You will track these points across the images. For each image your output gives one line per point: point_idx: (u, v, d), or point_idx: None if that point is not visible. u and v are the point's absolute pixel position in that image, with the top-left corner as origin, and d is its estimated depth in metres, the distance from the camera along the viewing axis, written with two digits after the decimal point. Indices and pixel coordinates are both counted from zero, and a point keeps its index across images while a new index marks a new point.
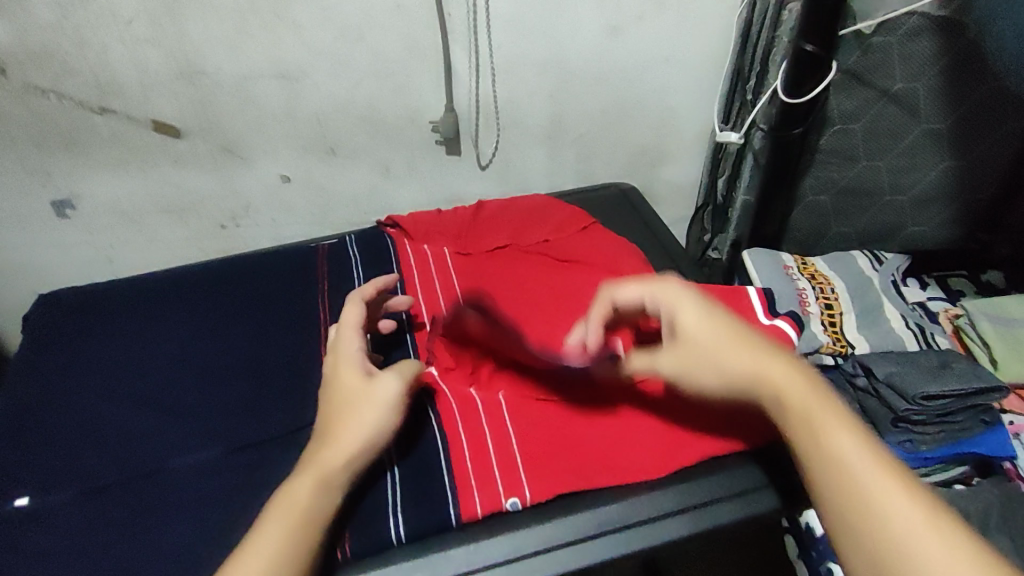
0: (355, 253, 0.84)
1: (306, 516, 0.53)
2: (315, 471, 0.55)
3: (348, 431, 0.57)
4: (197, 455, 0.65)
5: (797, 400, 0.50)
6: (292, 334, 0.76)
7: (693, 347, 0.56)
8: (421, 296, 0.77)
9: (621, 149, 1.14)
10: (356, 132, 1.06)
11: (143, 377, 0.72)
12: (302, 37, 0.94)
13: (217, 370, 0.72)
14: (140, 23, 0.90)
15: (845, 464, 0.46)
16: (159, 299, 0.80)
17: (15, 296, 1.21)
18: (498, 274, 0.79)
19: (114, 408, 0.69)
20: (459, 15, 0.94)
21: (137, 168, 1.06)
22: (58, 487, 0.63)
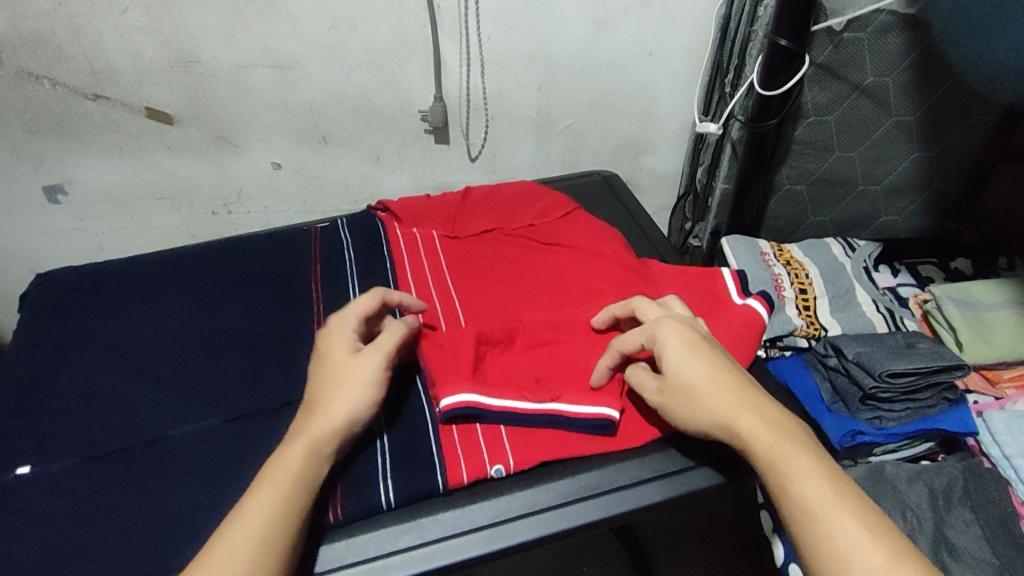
0: (346, 236, 0.86)
1: (300, 482, 0.56)
2: (306, 441, 0.58)
3: (337, 401, 0.60)
4: (195, 425, 0.67)
5: (767, 446, 0.57)
6: (286, 311, 0.78)
7: (687, 392, 0.61)
8: (409, 276, 0.80)
9: (607, 140, 1.17)
10: (348, 121, 1.08)
11: (140, 353, 0.74)
12: (296, 27, 0.96)
13: (212, 346, 0.74)
14: (135, 12, 0.92)
15: (814, 511, 0.53)
16: (154, 279, 0.82)
17: (5, 280, 1.22)
18: (485, 257, 0.82)
19: (112, 381, 0.71)
20: (449, 8, 0.96)
21: (130, 154, 1.07)
22: (59, 456, 0.65)
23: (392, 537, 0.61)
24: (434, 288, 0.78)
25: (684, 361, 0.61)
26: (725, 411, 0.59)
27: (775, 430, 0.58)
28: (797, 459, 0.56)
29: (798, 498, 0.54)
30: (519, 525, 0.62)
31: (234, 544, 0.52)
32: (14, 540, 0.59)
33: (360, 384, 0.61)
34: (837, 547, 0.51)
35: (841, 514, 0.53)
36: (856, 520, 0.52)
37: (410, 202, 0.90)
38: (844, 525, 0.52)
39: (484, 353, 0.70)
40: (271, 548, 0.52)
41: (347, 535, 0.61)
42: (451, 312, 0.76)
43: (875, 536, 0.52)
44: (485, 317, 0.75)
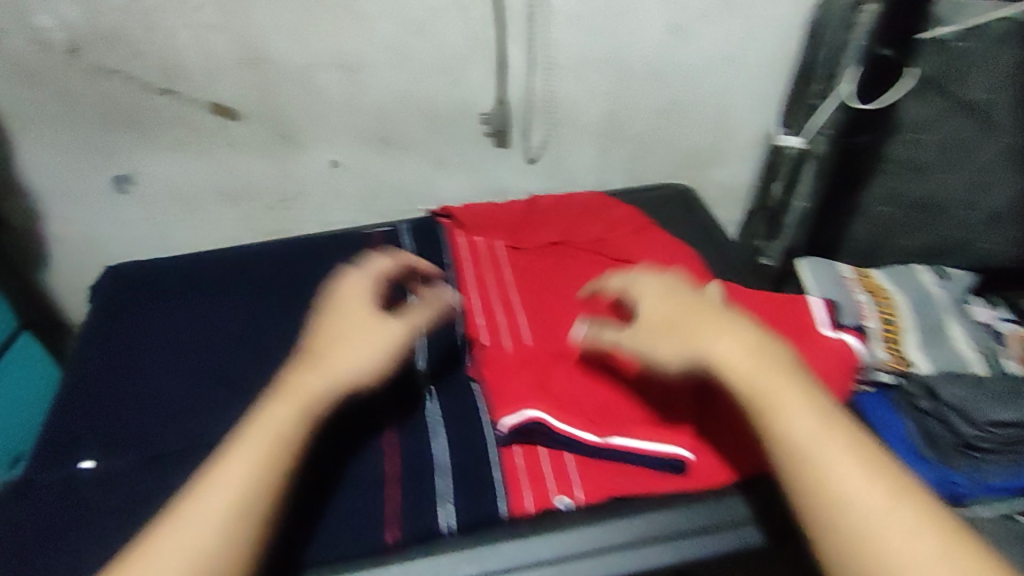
0: (408, 242, 0.87)
1: (287, 437, 0.51)
2: (299, 390, 0.53)
3: (341, 360, 0.56)
4: None
5: (747, 379, 0.52)
6: None
7: (657, 330, 0.58)
8: (471, 286, 0.79)
9: (675, 151, 1.12)
10: (411, 124, 1.09)
11: (203, 351, 0.74)
12: (364, 28, 0.98)
13: (275, 352, 0.75)
14: (208, 11, 0.97)
15: (805, 445, 0.48)
16: (215, 277, 0.83)
17: (80, 265, 1.31)
18: (552, 272, 0.80)
19: (176, 379, 0.71)
20: (517, 10, 0.95)
21: (195, 149, 1.13)
22: (121, 452, 0.65)
23: (453, 565, 0.58)
24: (496, 301, 0.78)
25: (654, 303, 0.60)
26: (696, 340, 0.55)
27: (755, 356, 0.53)
28: (785, 390, 0.51)
29: (785, 435, 0.49)
30: (588, 562, 0.58)
31: (209, 505, 0.47)
32: (72, 535, 0.59)
33: (378, 346, 0.58)
34: (821, 501, 0.46)
35: (835, 455, 0.47)
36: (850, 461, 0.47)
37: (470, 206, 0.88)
38: (837, 464, 0.47)
39: (546, 376, 0.69)
40: (246, 511, 0.47)
41: (403, 560, 0.58)
42: (512, 327, 0.75)
43: (871, 479, 0.46)
44: (547, 336, 0.74)
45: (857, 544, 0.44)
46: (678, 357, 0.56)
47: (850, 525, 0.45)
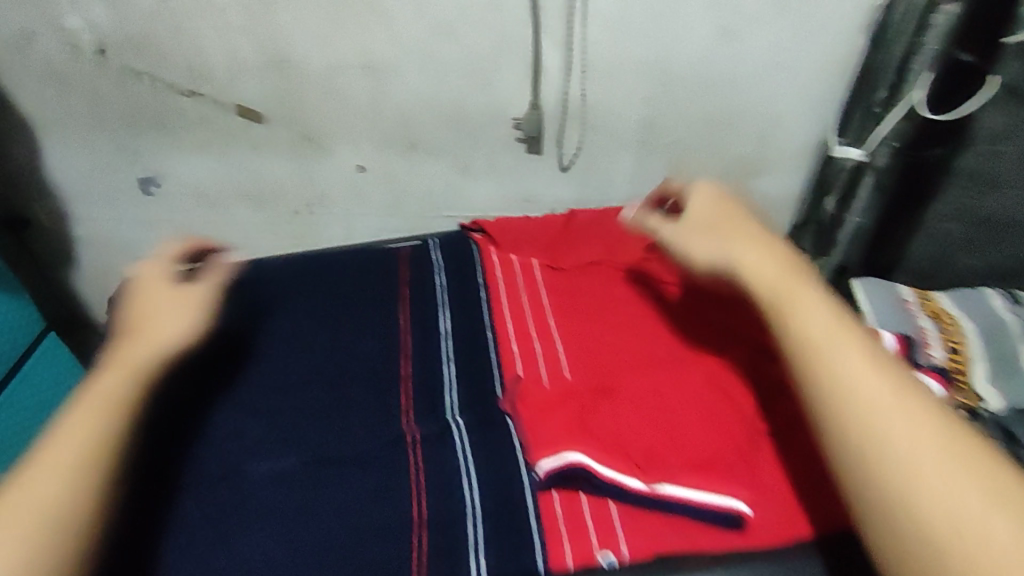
0: (438, 257, 0.88)
1: (127, 397, 0.47)
2: (126, 358, 0.50)
3: (160, 326, 0.53)
4: (277, 463, 0.67)
5: (772, 279, 0.49)
6: (375, 341, 0.78)
7: (697, 231, 0.57)
8: (506, 311, 0.80)
9: (717, 159, 1.07)
10: (439, 128, 1.05)
11: (223, 376, 0.75)
12: (392, 29, 0.94)
13: (298, 379, 0.75)
14: (234, 11, 0.94)
15: (819, 345, 0.45)
16: (238, 294, 0.84)
17: (106, 268, 1.29)
18: (591, 296, 0.82)
19: (197, 403, 0.73)
20: (554, 10, 0.90)
21: (220, 152, 1.11)
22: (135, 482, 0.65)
23: None
24: (532, 327, 0.78)
25: (704, 208, 0.59)
26: (729, 242, 0.54)
27: (785, 264, 0.50)
28: (816, 301, 0.47)
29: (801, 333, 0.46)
30: None
31: (36, 484, 0.42)
32: None
33: (192, 309, 0.55)
34: (841, 423, 0.42)
35: (862, 375, 0.43)
36: (882, 387, 0.42)
37: (509, 220, 0.90)
38: (865, 388, 0.42)
39: (585, 408, 0.68)
40: (84, 478, 0.43)
41: None
42: (550, 353, 0.75)
43: (904, 408, 0.41)
44: (585, 364, 0.74)
45: (872, 473, 0.40)
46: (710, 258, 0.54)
47: (869, 450, 0.40)
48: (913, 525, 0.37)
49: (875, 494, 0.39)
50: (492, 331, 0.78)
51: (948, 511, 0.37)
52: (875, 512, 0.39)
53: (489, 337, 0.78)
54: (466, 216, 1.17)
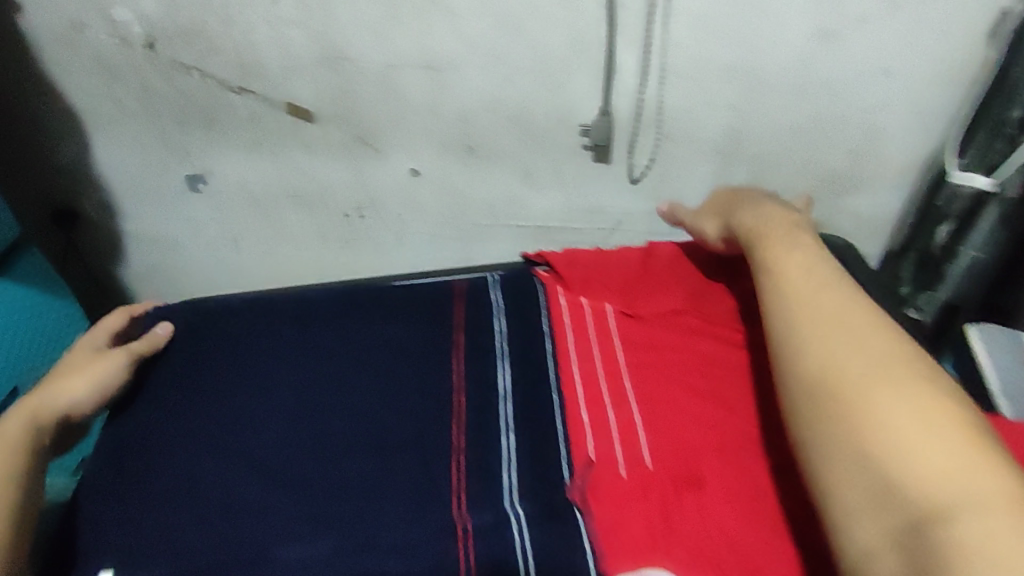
0: (497, 300, 0.83)
1: (26, 441, 0.63)
2: (35, 406, 0.66)
3: (69, 381, 0.70)
4: (308, 548, 0.62)
5: (765, 249, 0.64)
6: (426, 404, 0.72)
7: (710, 214, 0.78)
8: (575, 371, 0.73)
9: (807, 175, 0.96)
10: (500, 132, 0.98)
11: (259, 433, 0.71)
12: (455, 26, 0.87)
13: (336, 442, 0.70)
14: (287, 4, 0.88)
15: (791, 293, 0.57)
16: (283, 335, 0.81)
17: (155, 264, 1.28)
18: (674, 354, 0.73)
19: (226, 468, 0.68)
20: (634, 6, 0.81)
21: (269, 152, 1.06)
22: (153, 560, 0.62)
23: None
24: (606, 392, 0.70)
25: (733, 199, 0.76)
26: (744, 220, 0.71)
27: (784, 241, 0.64)
28: (791, 241, 0.64)
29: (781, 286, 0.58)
30: None
31: None
32: None
33: (93, 371, 0.72)
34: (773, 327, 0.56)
35: (796, 290, 0.57)
36: (811, 297, 0.56)
37: (581, 261, 0.84)
38: (804, 321, 0.54)
39: (666, 503, 0.60)
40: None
41: None
42: (627, 425, 0.67)
43: (825, 309, 0.54)
44: (670, 443, 0.65)
45: (788, 361, 0.53)
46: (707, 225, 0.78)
47: (785, 343, 0.54)
48: (809, 394, 0.50)
49: (789, 375, 0.52)
50: (559, 394, 0.71)
51: (836, 384, 0.49)
52: (788, 389, 0.52)
53: (555, 402, 0.71)
54: (525, 226, 1.10)
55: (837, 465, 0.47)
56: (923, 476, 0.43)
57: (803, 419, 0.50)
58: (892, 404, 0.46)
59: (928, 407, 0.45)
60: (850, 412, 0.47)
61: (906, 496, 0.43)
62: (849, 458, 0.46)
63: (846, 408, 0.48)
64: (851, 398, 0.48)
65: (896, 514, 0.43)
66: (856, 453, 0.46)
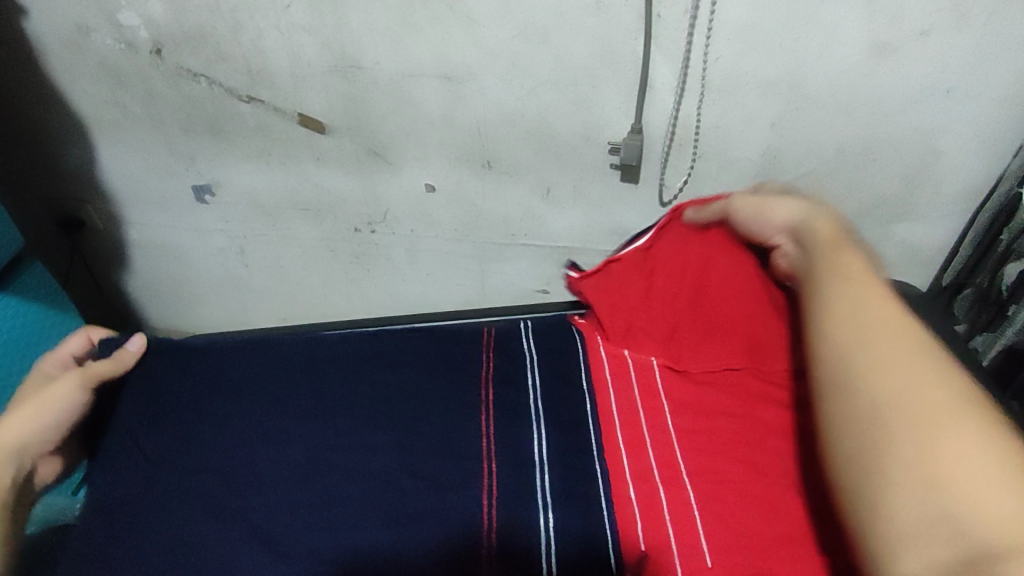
0: (532, 353, 0.80)
1: None
2: None
3: (20, 413, 0.65)
4: None
5: (827, 263, 0.56)
6: (452, 461, 0.68)
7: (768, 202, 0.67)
8: (621, 441, 0.70)
9: (850, 199, 0.90)
10: (521, 148, 0.92)
11: (266, 497, 0.66)
12: (477, 34, 0.81)
13: (348, 508, 0.65)
14: (299, 9, 0.82)
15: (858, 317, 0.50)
16: (300, 380, 0.77)
17: (158, 273, 1.23)
18: (727, 430, 0.70)
19: (226, 535, 0.64)
20: (673, 18, 0.75)
21: (278, 162, 1.01)
22: None
23: None
24: (654, 467, 0.67)
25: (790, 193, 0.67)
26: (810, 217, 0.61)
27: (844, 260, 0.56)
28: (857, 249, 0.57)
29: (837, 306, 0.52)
30: None
31: None
32: None
33: (45, 399, 0.66)
34: (833, 337, 0.51)
35: (873, 310, 0.51)
36: (887, 319, 0.50)
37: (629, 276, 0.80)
38: (873, 346, 0.48)
39: None
40: None
41: None
42: (679, 505, 0.64)
43: (885, 329, 0.49)
44: (727, 530, 0.62)
45: (845, 374, 0.48)
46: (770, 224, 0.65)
47: (848, 355, 0.49)
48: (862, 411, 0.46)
49: (846, 389, 0.48)
50: (601, 464, 0.67)
51: (900, 408, 0.44)
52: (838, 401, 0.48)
53: (597, 472, 0.67)
54: (544, 245, 1.05)
55: (887, 492, 0.42)
56: (990, 524, 0.38)
57: (854, 441, 0.46)
58: (967, 444, 0.41)
59: (1007, 454, 0.40)
60: (913, 439, 0.43)
61: (972, 536, 0.38)
62: (903, 484, 0.42)
63: (899, 432, 0.44)
64: (911, 425, 0.43)
65: (954, 551, 0.38)
66: (911, 483, 0.42)
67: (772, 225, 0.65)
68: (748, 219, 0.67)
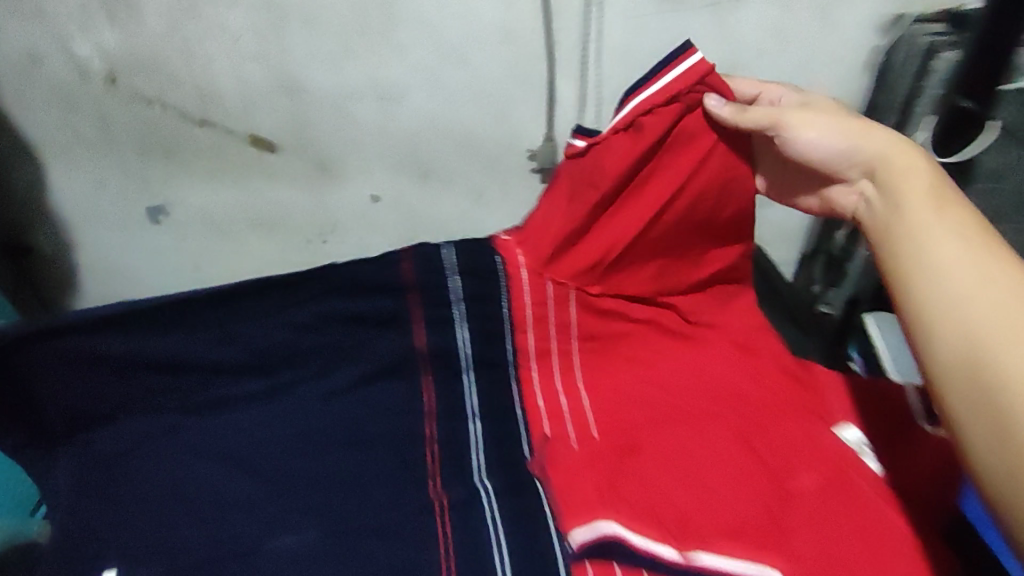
0: (456, 284, 0.76)
1: None
2: None
3: None
4: (296, 535, 0.69)
5: (917, 208, 0.56)
6: (397, 396, 0.78)
7: (823, 120, 0.66)
8: (534, 363, 0.81)
9: None
10: (452, 156, 1.06)
11: (239, 431, 0.76)
12: (404, 57, 0.95)
13: (314, 440, 0.76)
14: (247, 39, 0.95)
15: (964, 271, 0.50)
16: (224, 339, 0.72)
17: (114, 296, 1.29)
18: (622, 348, 0.82)
19: (207, 467, 0.74)
20: (569, 43, 0.93)
21: (231, 180, 1.11)
22: (146, 560, 0.68)
23: None
24: (557, 380, 0.81)
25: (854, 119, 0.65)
26: (879, 154, 0.61)
27: (940, 208, 0.55)
28: (948, 197, 0.55)
29: (927, 254, 0.53)
30: None
31: None
32: None
33: None
34: (929, 282, 0.52)
35: (981, 258, 0.51)
36: (998, 270, 0.50)
37: (607, 173, 0.73)
38: (1000, 316, 0.47)
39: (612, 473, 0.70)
40: None
41: None
42: (576, 406, 0.79)
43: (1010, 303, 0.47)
44: (609, 421, 0.78)
45: (943, 316, 0.50)
46: (845, 151, 0.64)
47: (965, 310, 0.49)
48: (979, 376, 0.46)
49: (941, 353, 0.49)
50: (517, 382, 0.80)
51: None
52: (932, 336, 0.50)
53: (515, 390, 0.80)
54: None
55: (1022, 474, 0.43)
56: None
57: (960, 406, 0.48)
58: None
59: None
60: None
61: None
62: None
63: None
64: None
65: None
66: None
67: (851, 157, 0.64)
68: (797, 136, 0.67)
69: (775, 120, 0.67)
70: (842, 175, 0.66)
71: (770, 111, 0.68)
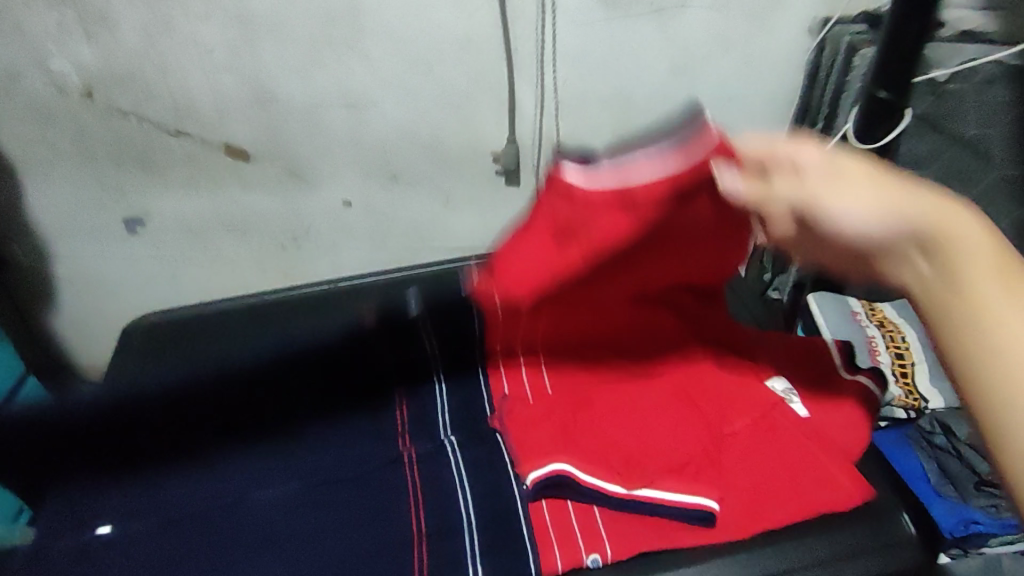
0: None
1: None
2: None
3: None
4: (269, 497, 0.81)
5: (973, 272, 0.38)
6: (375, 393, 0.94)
7: (858, 188, 0.44)
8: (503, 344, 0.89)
9: None
10: (420, 161, 1.12)
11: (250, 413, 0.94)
12: (371, 67, 1.01)
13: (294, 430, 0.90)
14: (221, 52, 0.99)
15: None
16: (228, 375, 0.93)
17: (88, 309, 1.31)
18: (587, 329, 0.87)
19: (214, 446, 0.89)
20: (526, 51, 0.99)
21: (206, 189, 1.15)
22: (135, 523, 0.81)
23: None
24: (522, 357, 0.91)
25: (903, 183, 0.43)
26: (931, 225, 0.40)
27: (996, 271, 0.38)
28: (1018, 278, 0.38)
29: (975, 336, 0.38)
30: None
31: None
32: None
33: None
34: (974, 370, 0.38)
35: None
36: None
37: (585, 233, 0.67)
38: None
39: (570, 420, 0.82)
40: None
41: None
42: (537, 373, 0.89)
43: None
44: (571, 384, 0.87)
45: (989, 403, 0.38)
46: (884, 232, 0.42)
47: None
48: None
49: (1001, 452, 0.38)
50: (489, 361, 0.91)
51: None
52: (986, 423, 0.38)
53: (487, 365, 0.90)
54: (448, 247, 1.24)
55: None
56: None
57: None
58: None
59: None
60: None
61: None
62: None
63: None
64: None
65: None
66: None
67: (871, 238, 0.43)
68: (820, 207, 0.46)
69: (765, 198, 0.52)
70: (889, 256, 0.43)
71: (790, 184, 0.49)
